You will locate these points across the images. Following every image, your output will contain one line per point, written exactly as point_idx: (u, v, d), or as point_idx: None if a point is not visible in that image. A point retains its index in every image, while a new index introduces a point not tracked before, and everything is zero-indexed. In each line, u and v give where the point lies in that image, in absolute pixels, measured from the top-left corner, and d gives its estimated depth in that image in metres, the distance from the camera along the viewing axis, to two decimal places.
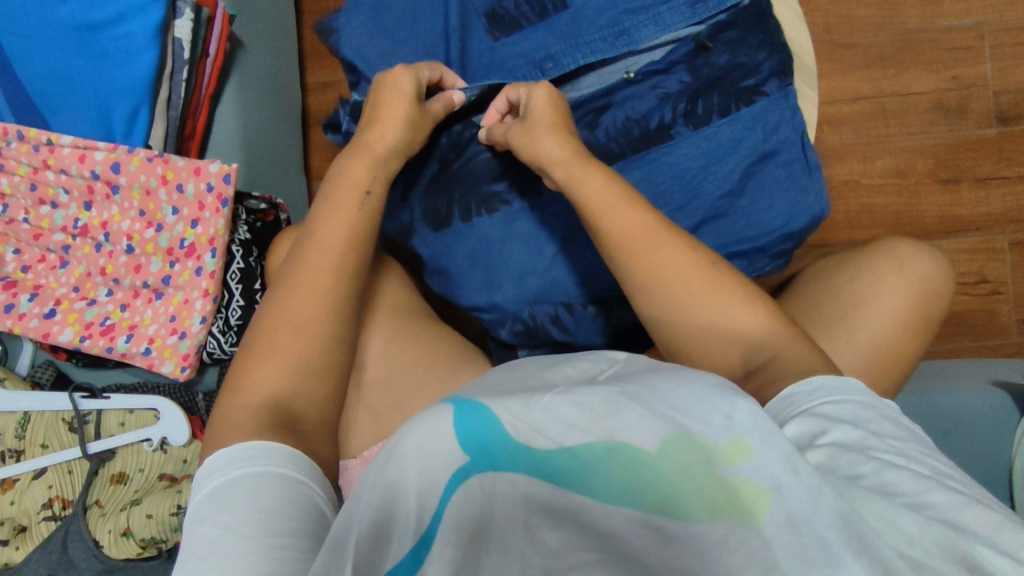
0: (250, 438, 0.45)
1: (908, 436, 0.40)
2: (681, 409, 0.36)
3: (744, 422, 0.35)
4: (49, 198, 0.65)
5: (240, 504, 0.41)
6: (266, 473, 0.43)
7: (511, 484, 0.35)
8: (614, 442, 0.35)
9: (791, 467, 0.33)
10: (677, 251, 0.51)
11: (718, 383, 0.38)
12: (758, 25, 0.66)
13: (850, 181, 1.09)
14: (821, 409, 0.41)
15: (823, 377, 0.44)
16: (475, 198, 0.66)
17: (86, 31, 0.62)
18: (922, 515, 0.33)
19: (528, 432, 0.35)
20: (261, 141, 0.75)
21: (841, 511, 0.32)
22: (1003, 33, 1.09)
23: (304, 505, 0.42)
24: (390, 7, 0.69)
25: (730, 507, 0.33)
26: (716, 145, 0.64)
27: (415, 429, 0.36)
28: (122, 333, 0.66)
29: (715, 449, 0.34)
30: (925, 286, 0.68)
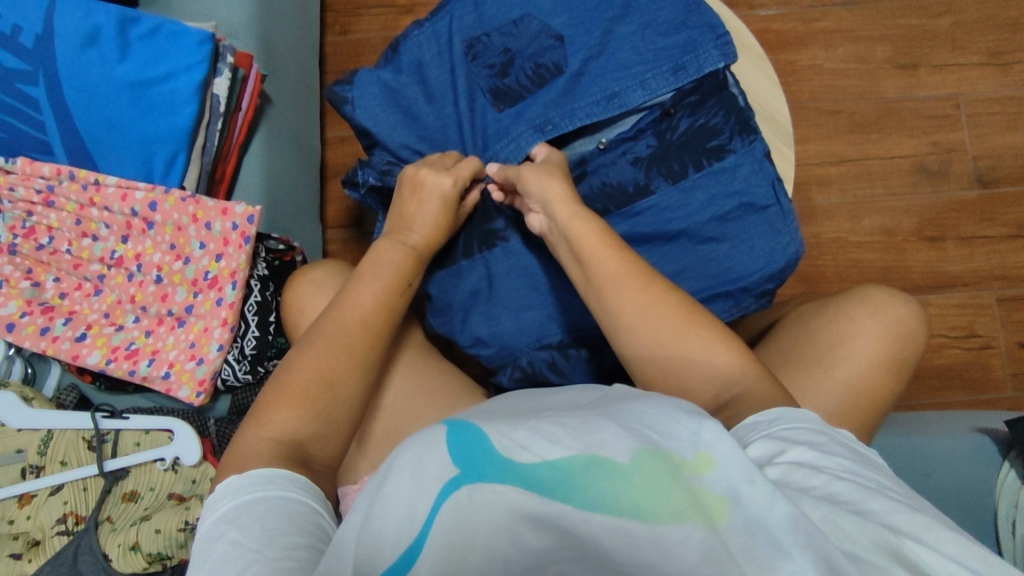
0: (257, 467, 0.49)
1: (859, 458, 0.42)
2: (655, 428, 0.39)
3: (708, 439, 0.39)
4: (91, 232, 0.72)
5: (249, 523, 0.44)
6: (271, 496, 0.47)
7: (497, 495, 0.36)
8: (593, 456, 0.37)
9: (748, 478, 0.37)
10: (660, 284, 0.56)
11: (687, 407, 0.42)
12: (716, 90, 0.73)
13: (839, 238, 1.14)
14: (781, 432, 0.44)
15: (784, 408, 0.47)
16: (478, 235, 0.72)
17: (138, 87, 0.69)
18: (863, 518, 0.36)
19: (512, 448, 0.38)
20: (282, 185, 0.82)
21: (791, 514, 0.35)
22: (978, 103, 1.16)
23: (306, 525, 0.45)
24: (401, 82, 0.76)
25: (695, 514, 0.35)
26: (694, 198, 0.71)
27: (412, 443, 0.40)
28: (145, 357, 0.70)
29: (682, 461, 0.37)
30: (899, 329, 0.72)
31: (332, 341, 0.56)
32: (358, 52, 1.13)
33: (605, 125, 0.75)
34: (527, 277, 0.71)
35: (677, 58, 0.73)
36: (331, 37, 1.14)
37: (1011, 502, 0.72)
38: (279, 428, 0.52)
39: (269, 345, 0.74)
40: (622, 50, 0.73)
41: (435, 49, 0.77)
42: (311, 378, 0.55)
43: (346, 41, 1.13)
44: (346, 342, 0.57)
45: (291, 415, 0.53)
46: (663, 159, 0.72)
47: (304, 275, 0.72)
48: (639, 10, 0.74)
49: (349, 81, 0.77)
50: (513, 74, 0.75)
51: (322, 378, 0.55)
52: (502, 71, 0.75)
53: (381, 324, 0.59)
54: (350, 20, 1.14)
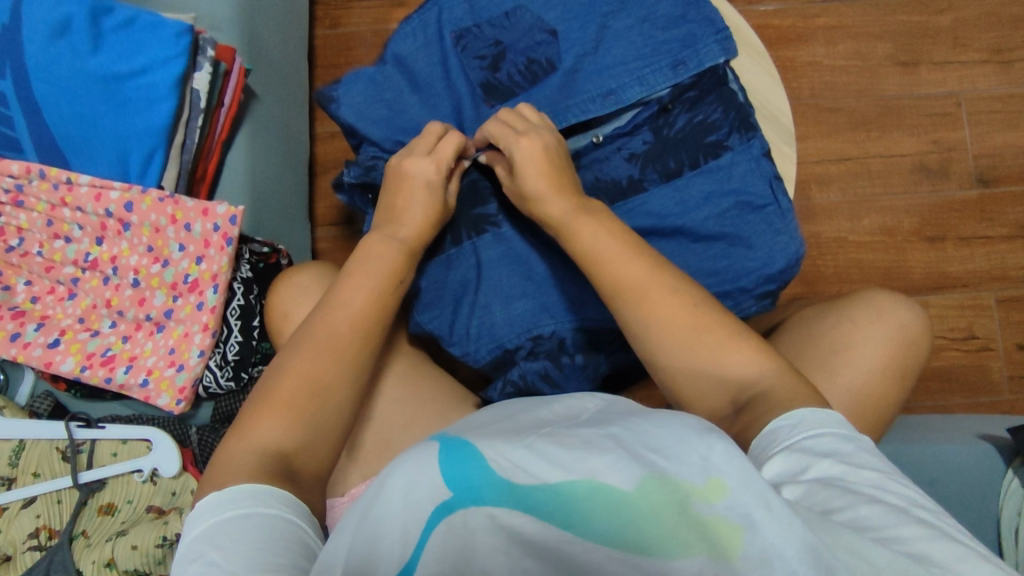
0: (237, 483, 0.46)
1: (887, 472, 0.40)
2: (662, 453, 0.37)
3: (720, 462, 0.35)
4: (63, 233, 0.68)
5: (227, 543, 0.42)
6: (250, 513, 0.44)
7: (491, 519, 0.35)
8: (596, 483, 0.35)
9: (765, 504, 0.34)
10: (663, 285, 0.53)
11: (698, 425, 0.39)
12: (716, 86, 0.70)
13: (838, 238, 1.12)
14: (806, 444, 0.42)
15: (806, 409, 0.45)
16: (466, 223, 0.69)
17: (112, 81, 0.66)
18: (887, 548, 0.34)
19: (510, 468, 0.36)
20: (267, 184, 0.79)
21: (810, 546, 0.33)
22: (980, 101, 1.14)
23: (290, 540, 0.43)
24: (387, 78, 0.73)
25: (705, 545, 0.33)
26: (688, 196, 0.69)
27: (401, 462, 0.37)
28: (122, 364, 0.68)
29: (691, 489, 0.35)
30: (902, 335, 0.70)
31: (315, 342, 0.54)
32: (347, 44, 1.10)
33: (602, 120, 0.72)
34: (515, 264, 0.68)
35: (676, 53, 0.70)
36: (320, 29, 1.10)
37: (1015, 512, 0.71)
38: (261, 444, 0.50)
39: (253, 350, 0.72)
40: (618, 45, 0.70)
41: (422, 40, 0.73)
42: (302, 386, 0.52)
43: (336, 34, 1.10)
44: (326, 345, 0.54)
45: (273, 425, 0.51)
46: (659, 157, 0.70)
47: (288, 278, 0.70)
48: (635, 5, 0.72)
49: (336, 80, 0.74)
50: (505, 68, 0.72)
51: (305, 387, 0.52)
52: (494, 64, 0.72)
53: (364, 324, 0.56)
54: (340, 12, 1.11)
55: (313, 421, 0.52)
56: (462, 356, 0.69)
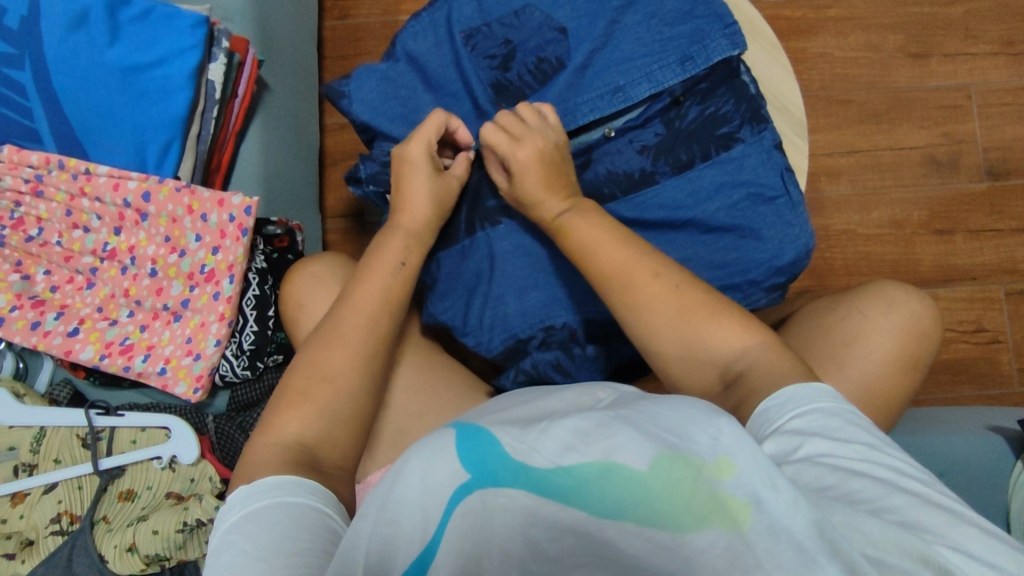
0: (266, 475, 0.48)
1: (881, 443, 0.40)
2: (672, 431, 0.37)
3: (728, 443, 0.36)
4: (82, 224, 0.69)
5: (257, 531, 0.43)
6: (279, 503, 0.45)
7: (511, 498, 0.36)
8: (609, 463, 0.36)
9: (770, 483, 0.34)
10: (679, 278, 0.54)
11: (706, 407, 0.39)
12: (727, 78, 0.71)
13: (847, 230, 1.12)
14: (798, 423, 0.42)
15: (793, 387, 0.45)
16: (479, 214, 0.69)
17: (130, 72, 0.67)
18: (881, 519, 0.35)
19: (524, 451, 0.38)
20: (280, 178, 0.79)
21: (815, 521, 0.33)
22: (991, 93, 1.14)
23: (315, 527, 0.44)
24: (398, 75, 0.73)
25: (717, 518, 0.34)
26: (700, 188, 0.69)
27: (420, 450, 0.39)
28: (140, 353, 0.68)
29: (702, 466, 0.35)
30: (912, 327, 0.70)
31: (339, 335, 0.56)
32: (357, 36, 1.10)
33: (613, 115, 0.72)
34: (529, 255, 0.68)
35: (684, 49, 0.70)
36: (329, 20, 1.11)
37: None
38: (291, 434, 0.52)
39: (268, 340, 0.72)
40: (627, 40, 0.70)
41: (433, 38, 0.73)
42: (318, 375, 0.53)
43: (346, 25, 1.10)
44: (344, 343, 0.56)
45: (297, 417, 0.52)
46: (671, 149, 0.70)
47: (302, 268, 0.70)
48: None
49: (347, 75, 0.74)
50: (515, 68, 0.72)
51: (324, 375, 0.54)
52: (504, 63, 0.72)
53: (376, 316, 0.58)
54: (350, 3, 1.11)
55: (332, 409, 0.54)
56: (476, 346, 0.70)
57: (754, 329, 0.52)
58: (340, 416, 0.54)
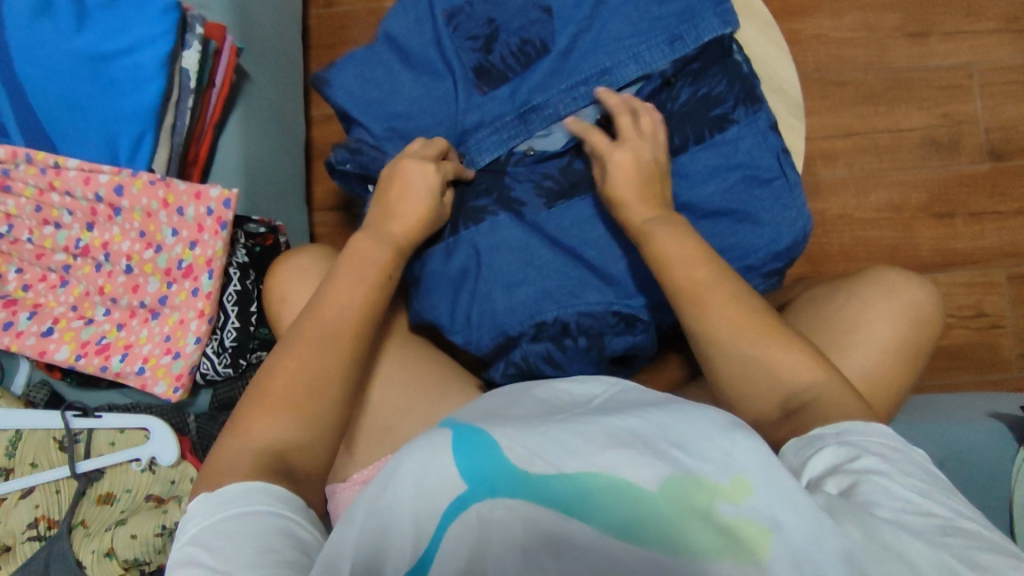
0: (229, 483, 0.45)
1: (934, 482, 0.40)
2: (683, 448, 0.39)
3: (741, 463, 0.38)
4: (53, 220, 0.67)
5: (217, 544, 0.41)
6: (241, 513, 0.43)
7: (508, 510, 0.37)
8: (619, 479, 0.38)
9: (793, 505, 0.36)
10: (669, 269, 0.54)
11: (720, 420, 0.41)
12: (719, 58, 0.69)
13: (844, 215, 1.09)
14: (850, 448, 0.43)
15: (856, 421, 0.45)
16: (465, 215, 0.67)
17: (98, 62, 0.64)
18: (925, 543, 0.35)
19: (528, 459, 0.39)
20: (262, 168, 0.77)
21: (843, 550, 0.34)
22: (992, 72, 1.11)
23: (283, 538, 0.42)
24: (378, 58, 0.71)
25: (728, 546, 0.35)
26: (692, 172, 0.67)
27: (414, 453, 0.40)
28: (117, 352, 0.66)
29: (717, 488, 0.37)
30: (915, 313, 0.68)
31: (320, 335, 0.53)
32: (341, 24, 1.07)
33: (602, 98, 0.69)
34: (517, 251, 0.65)
35: (673, 28, 0.68)
36: (313, 8, 1.08)
37: None
38: (264, 433, 0.49)
39: (250, 337, 0.70)
40: (614, 20, 0.68)
41: (412, 17, 0.70)
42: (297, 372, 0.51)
43: (330, 13, 1.08)
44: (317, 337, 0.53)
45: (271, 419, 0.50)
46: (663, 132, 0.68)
47: (286, 260, 0.68)
48: None
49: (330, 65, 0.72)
50: (497, 50, 0.69)
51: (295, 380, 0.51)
52: (487, 45, 0.69)
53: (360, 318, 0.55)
54: None
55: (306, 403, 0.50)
56: (464, 344, 0.69)
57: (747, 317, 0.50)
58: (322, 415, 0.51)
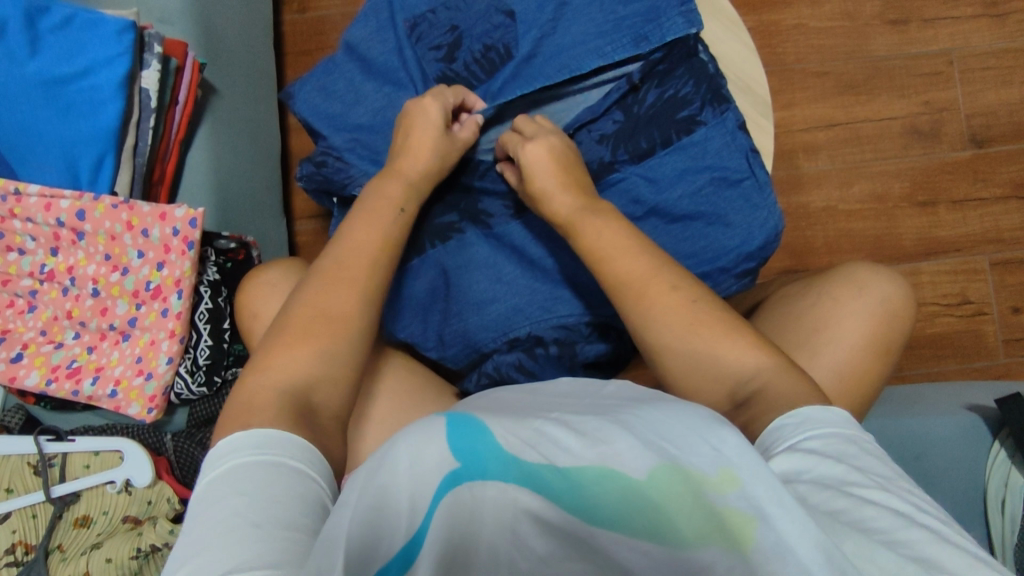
0: (268, 428, 0.43)
1: (894, 476, 0.38)
2: (672, 441, 0.36)
3: (732, 453, 0.34)
4: (16, 246, 0.66)
5: (254, 490, 0.38)
6: (279, 463, 0.41)
7: (500, 491, 0.35)
8: (607, 468, 0.35)
9: (778, 499, 0.32)
10: (639, 267, 0.52)
11: (708, 415, 0.37)
12: (686, 58, 0.67)
13: (828, 207, 1.09)
14: (810, 443, 0.40)
15: (813, 407, 0.43)
16: (429, 232, 0.67)
17: (53, 85, 0.64)
18: (895, 552, 0.32)
19: (519, 446, 0.37)
20: (233, 181, 0.77)
21: (824, 545, 0.30)
22: (972, 58, 1.11)
23: (314, 502, 0.40)
24: (341, 67, 0.71)
25: (718, 535, 0.32)
26: (661, 175, 0.67)
27: (408, 436, 0.36)
28: (88, 376, 0.66)
29: (703, 479, 0.34)
30: (886, 309, 0.68)
31: (358, 278, 0.52)
32: (316, 29, 1.06)
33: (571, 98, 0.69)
34: (485, 270, 0.66)
35: (639, 28, 0.67)
36: (287, 14, 1.07)
37: (1002, 481, 0.70)
38: (256, 385, 0.47)
39: (225, 354, 0.71)
40: (578, 23, 0.68)
41: (373, 27, 0.71)
42: None
43: (305, 18, 1.07)
44: (338, 277, 0.52)
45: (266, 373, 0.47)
46: (631, 136, 0.67)
47: (256, 276, 0.68)
48: None
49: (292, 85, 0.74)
50: (460, 58, 0.69)
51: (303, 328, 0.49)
52: (449, 54, 0.69)
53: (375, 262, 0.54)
54: None
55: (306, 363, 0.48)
56: (439, 359, 0.68)
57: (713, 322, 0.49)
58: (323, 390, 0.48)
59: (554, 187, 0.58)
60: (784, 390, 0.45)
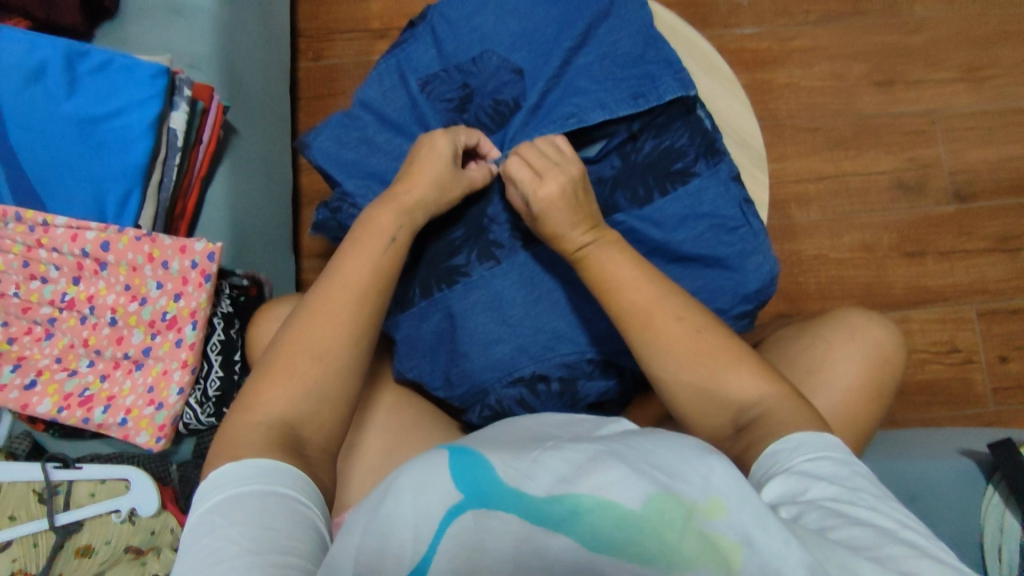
0: (255, 457, 0.45)
1: (884, 495, 0.40)
2: (664, 469, 0.36)
3: (720, 482, 0.35)
4: (40, 274, 0.68)
5: (245, 517, 0.40)
6: (268, 491, 0.43)
7: (504, 523, 0.35)
8: (602, 497, 0.35)
9: (763, 524, 0.33)
10: (641, 305, 0.54)
11: (698, 446, 0.39)
12: (683, 115, 0.72)
13: (820, 255, 1.13)
14: (804, 467, 0.42)
15: (807, 433, 0.45)
16: (436, 275, 0.69)
17: (87, 124, 0.68)
18: (880, 566, 0.34)
19: (518, 478, 0.37)
20: (248, 219, 0.79)
21: (809, 564, 0.32)
22: (953, 118, 1.17)
23: (304, 527, 0.42)
24: (360, 118, 0.75)
25: (706, 558, 0.33)
26: (663, 220, 0.69)
27: (412, 469, 0.38)
28: (100, 404, 0.67)
29: (693, 507, 0.35)
30: (876, 353, 0.70)
31: (373, 310, 0.54)
32: (330, 76, 1.12)
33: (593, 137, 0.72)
34: (490, 311, 0.67)
35: (636, 87, 0.71)
36: (303, 61, 1.12)
37: (998, 527, 0.71)
38: (274, 410, 0.49)
39: (234, 385, 0.72)
40: (581, 79, 0.72)
41: (387, 85, 0.75)
42: None
43: (320, 66, 1.12)
44: (332, 310, 0.52)
45: (284, 390, 0.49)
46: (629, 182, 0.71)
47: (267, 310, 0.69)
48: (596, 42, 0.73)
49: (309, 137, 0.75)
50: (472, 110, 0.74)
51: (312, 353, 0.51)
52: (461, 106, 0.73)
53: (370, 296, 0.54)
54: (323, 45, 1.13)
55: (323, 390, 0.50)
56: (447, 398, 0.71)
57: (715, 362, 0.51)
58: (331, 417, 0.51)
59: (564, 226, 0.58)
60: (784, 421, 0.48)
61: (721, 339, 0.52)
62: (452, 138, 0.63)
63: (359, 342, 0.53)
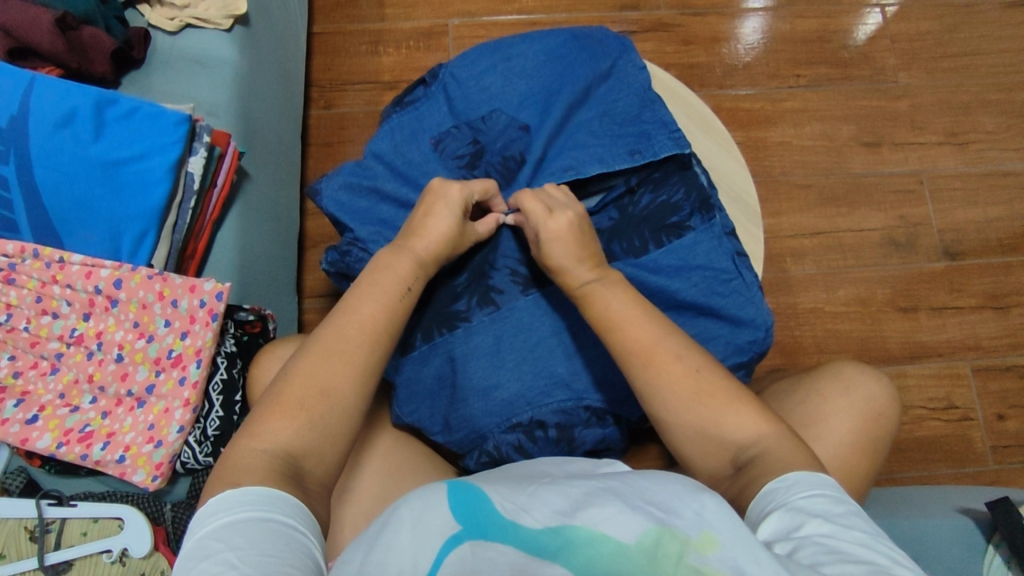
0: (255, 485, 0.46)
1: (877, 534, 0.40)
2: (658, 504, 0.37)
3: (713, 518, 0.36)
4: (51, 309, 0.70)
5: (245, 543, 0.41)
6: (268, 519, 0.43)
7: (500, 554, 0.36)
8: (597, 531, 0.35)
9: (754, 557, 0.35)
10: (641, 348, 0.55)
11: (691, 483, 0.39)
12: (679, 170, 0.75)
13: (815, 308, 1.14)
14: (801, 504, 0.43)
15: (803, 472, 0.46)
16: (437, 319, 0.70)
17: (109, 167, 0.71)
18: None
19: (514, 510, 0.37)
20: (254, 262, 0.82)
21: None
22: (940, 179, 1.21)
23: (302, 554, 0.42)
24: (370, 168, 0.78)
25: None
26: (660, 270, 0.71)
27: (411, 499, 0.38)
28: (99, 441, 0.68)
29: (687, 541, 0.35)
30: (869, 407, 0.71)
31: (380, 350, 0.55)
32: (340, 124, 1.16)
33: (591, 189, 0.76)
34: (491, 356, 0.68)
35: (632, 143, 0.75)
36: (315, 109, 1.17)
37: None
38: (276, 448, 0.49)
39: (234, 425, 0.72)
40: (580, 132, 0.76)
41: (399, 138, 0.78)
42: None
43: (330, 114, 1.16)
44: (341, 348, 0.54)
45: (288, 426, 0.50)
46: (625, 233, 0.73)
47: (271, 350, 0.70)
48: (598, 99, 0.78)
49: (317, 188, 0.78)
50: (483, 167, 0.77)
51: (318, 390, 0.51)
52: (472, 162, 0.76)
53: (379, 332, 0.56)
54: (334, 94, 1.17)
55: (326, 429, 0.51)
56: (446, 443, 0.71)
57: (711, 409, 0.52)
58: (333, 454, 0.51)
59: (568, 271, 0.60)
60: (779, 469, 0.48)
61: (718, 385, 0.53)
62: (466, 190, 0.66)
63: (365, 380, 0.54)
